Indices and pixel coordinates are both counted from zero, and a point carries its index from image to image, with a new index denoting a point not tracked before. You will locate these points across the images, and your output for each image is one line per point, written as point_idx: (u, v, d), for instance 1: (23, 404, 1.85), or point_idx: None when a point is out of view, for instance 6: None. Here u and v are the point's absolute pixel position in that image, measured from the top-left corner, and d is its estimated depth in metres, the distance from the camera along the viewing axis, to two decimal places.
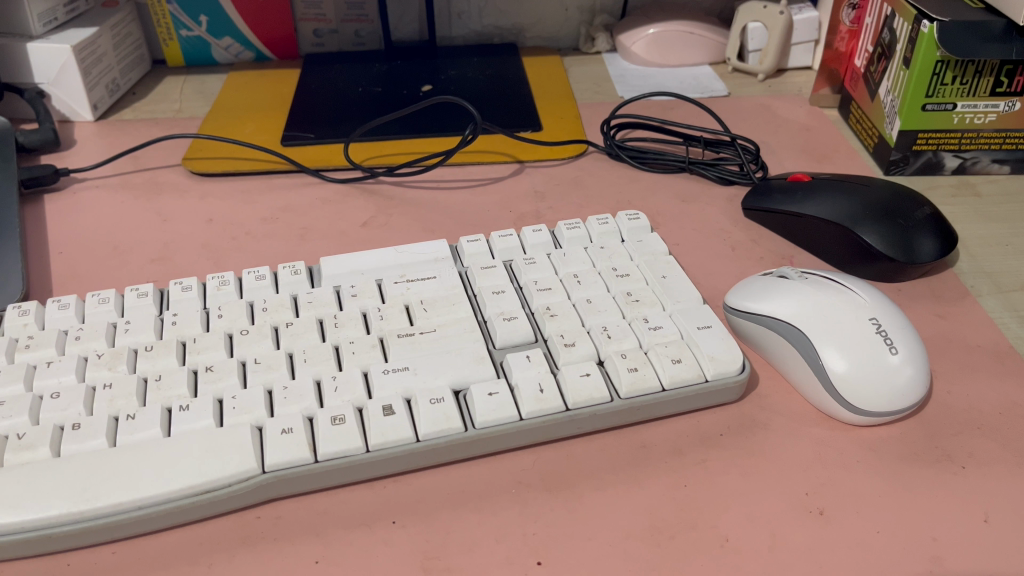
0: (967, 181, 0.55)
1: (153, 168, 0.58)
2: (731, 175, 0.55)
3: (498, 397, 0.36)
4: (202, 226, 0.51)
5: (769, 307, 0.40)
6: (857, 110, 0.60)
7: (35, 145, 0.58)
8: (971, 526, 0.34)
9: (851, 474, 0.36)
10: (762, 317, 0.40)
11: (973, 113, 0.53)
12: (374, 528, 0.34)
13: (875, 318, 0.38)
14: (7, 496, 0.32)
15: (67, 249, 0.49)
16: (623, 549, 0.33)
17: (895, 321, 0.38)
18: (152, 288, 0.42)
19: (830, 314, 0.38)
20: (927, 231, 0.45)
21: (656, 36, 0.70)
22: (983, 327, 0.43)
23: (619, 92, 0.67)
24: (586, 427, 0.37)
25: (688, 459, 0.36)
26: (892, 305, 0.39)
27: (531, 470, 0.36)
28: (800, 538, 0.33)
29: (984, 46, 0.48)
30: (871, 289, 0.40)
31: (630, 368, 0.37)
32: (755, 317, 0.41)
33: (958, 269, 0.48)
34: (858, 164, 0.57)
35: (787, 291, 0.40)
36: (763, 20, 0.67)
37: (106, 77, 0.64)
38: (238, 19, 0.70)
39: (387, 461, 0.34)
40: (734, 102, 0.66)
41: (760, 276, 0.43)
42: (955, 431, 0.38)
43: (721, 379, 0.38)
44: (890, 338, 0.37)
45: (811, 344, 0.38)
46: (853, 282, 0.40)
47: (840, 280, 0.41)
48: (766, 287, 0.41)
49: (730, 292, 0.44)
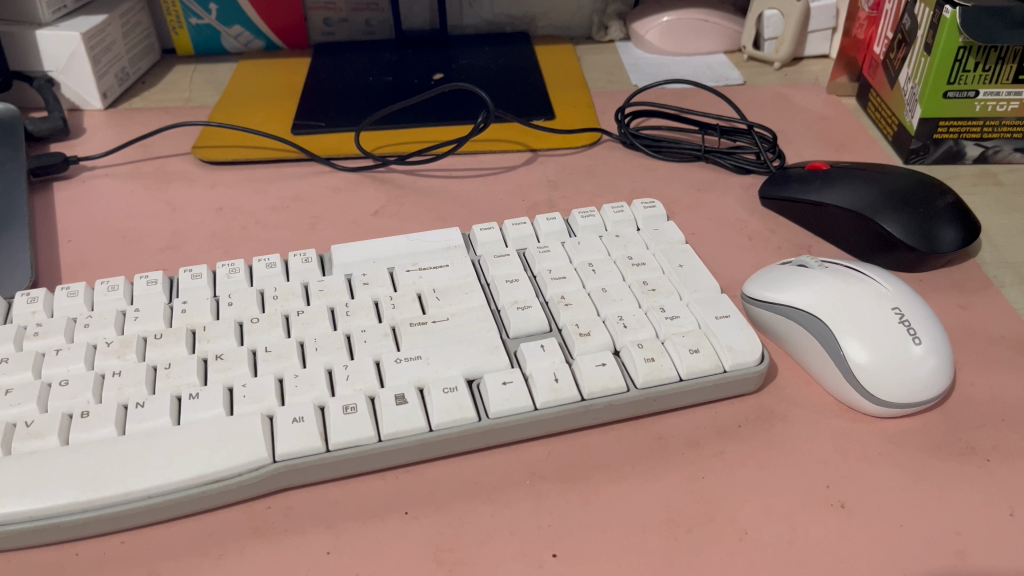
0: (987, 171, 0.54)
1: (162, 156, 0.57)
2: (747, 164, 0.54)
3: (512, 387, 0.35)
4: (212, 215, 0.51)
5: (787, 297, 0.39)
6: (876, 98, 0.59)
7: (44, 133, 0.57)
8: (996, 520, 0.33)
9: (872, 466, 0.35)
10: (781, 307, 0.39)
11: (995, 100, 0.52)
12: (386, 519, 0.33)
13: (898, 308, 0.37)
14: (14, 485, 0.31)
15: (76, 237, 0.49)
16: (640, 541, 0.32)
17: (916, 309, 0.37)
18: (161, 276, 0.41)
19: (848, 303, 0.37)
20: (950, 220, 0.44)
21: (670, 24, 0.69)
22: (1005, 318, 0.43)
23: (632, 80, 0.67)
24: (602, 417, 0.36)
25: (705, 451, 0.36)
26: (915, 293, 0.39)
27: (545, 461, 0.35)
28: (821, 531, 0.32)
29: (1006, 33, 0.47)
30: (890, 277, 0.39)
31: (647, 358, 0.36)
32: (774, 307, 0.40)
33: (980, 259, 0.47)
34: (876, 153, 0.56)
35: (807, 280, 0.39)
36: (779, 7, 0.66)
37: (115, 66, 0.64)
38: (249, 8, 0.70)
39: (399, 451, 0.34)
40: (749, 90, 0.65)
41: (774, 265, 0.42)
42: (978, 423, 0.37)
43: (740, 370, 0.37)
44: (913, 328, 0.36)
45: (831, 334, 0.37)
46: (874, 271, 0.39)
47: (860, 269, 0.40)
48: (784, 277, 0.40)
49: (747, 281, 0.43)
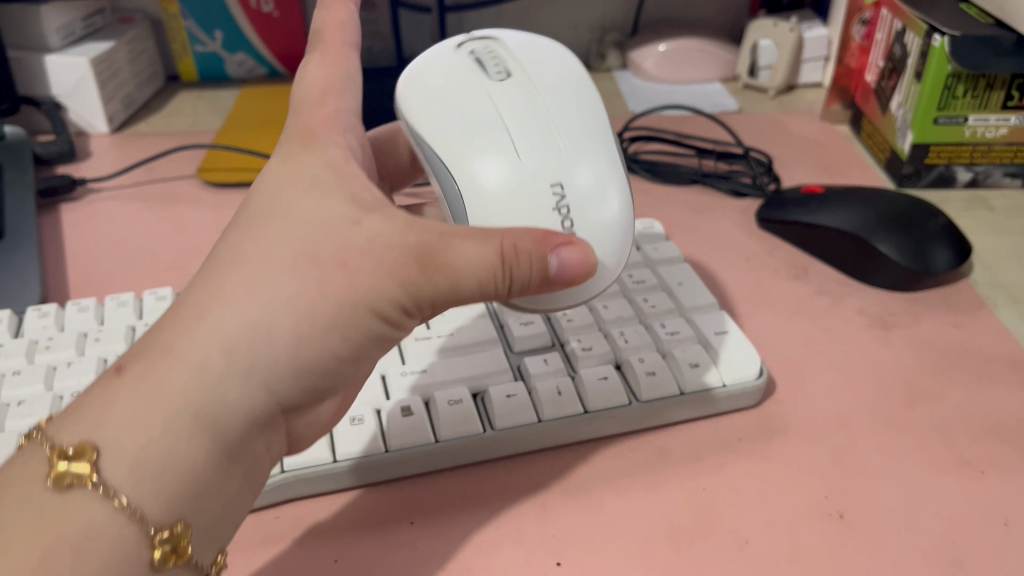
0: (979, 195, 0.55)
1: (167, 179, 0.58)
2: (744, 187, 0.55)
3: (516, 400, 0.36)
4: (217, 236, 0.51)
5: (497, 107, 0.32)
6: (868, 125, 0.61)
7: (52, 156, 0.58)
8: (991, 531, 0.33)
9: (870, 479, 0.35)
10: (424, 144, 0.33)
11: (984, 127, 0.53)
12: (391, 530, 0.33)
13: (559, 181, 0.30)
14: None
15: (83, 257, 0.49)
16: (644, 550, 0.32)
17: (598, 224, 0.31)
18: (171, 293, 0.42)
19: (521, 169, 0.30)
20: (943, 242, 0.46)
21: (666, 53, 0.71)
22: (999, 338, 0.43)
23: (630, 106, 0.68)
24: (603, 430, 0.37)
25: (706, 464, 0.36)
26: (528, 288, 0.28)
27: (549, 472, 0.36)
28: (820, 540, 0.33)
29: (994, 61, 0.49)
30: (602, 145, 0.32)
31: (648, 372, 0.37)
32: (422, 144, 0.33)
33: (972, 280, 0.48)
34: (870, 177, 0.58)
35: (563, 124, 0.32)
36: (773, 37, 0.68)
37: (122, 91, 0.65)
38: (255, 38, 0.71)
39: (405, 462, 0.34)
40: (747, 117, 0.66)
41: (500, 48, 0.36)
42: (972, 438, 0.37)
43: (740, 385, 0.38)
44: (569, 212, 0.30)
45: (468, 207, 0.30)
46: (570, 121, 0.32)
47: (552, 110, 0.32)
48: (507, 83, 0.33)
49: (412, 83, 0.35)
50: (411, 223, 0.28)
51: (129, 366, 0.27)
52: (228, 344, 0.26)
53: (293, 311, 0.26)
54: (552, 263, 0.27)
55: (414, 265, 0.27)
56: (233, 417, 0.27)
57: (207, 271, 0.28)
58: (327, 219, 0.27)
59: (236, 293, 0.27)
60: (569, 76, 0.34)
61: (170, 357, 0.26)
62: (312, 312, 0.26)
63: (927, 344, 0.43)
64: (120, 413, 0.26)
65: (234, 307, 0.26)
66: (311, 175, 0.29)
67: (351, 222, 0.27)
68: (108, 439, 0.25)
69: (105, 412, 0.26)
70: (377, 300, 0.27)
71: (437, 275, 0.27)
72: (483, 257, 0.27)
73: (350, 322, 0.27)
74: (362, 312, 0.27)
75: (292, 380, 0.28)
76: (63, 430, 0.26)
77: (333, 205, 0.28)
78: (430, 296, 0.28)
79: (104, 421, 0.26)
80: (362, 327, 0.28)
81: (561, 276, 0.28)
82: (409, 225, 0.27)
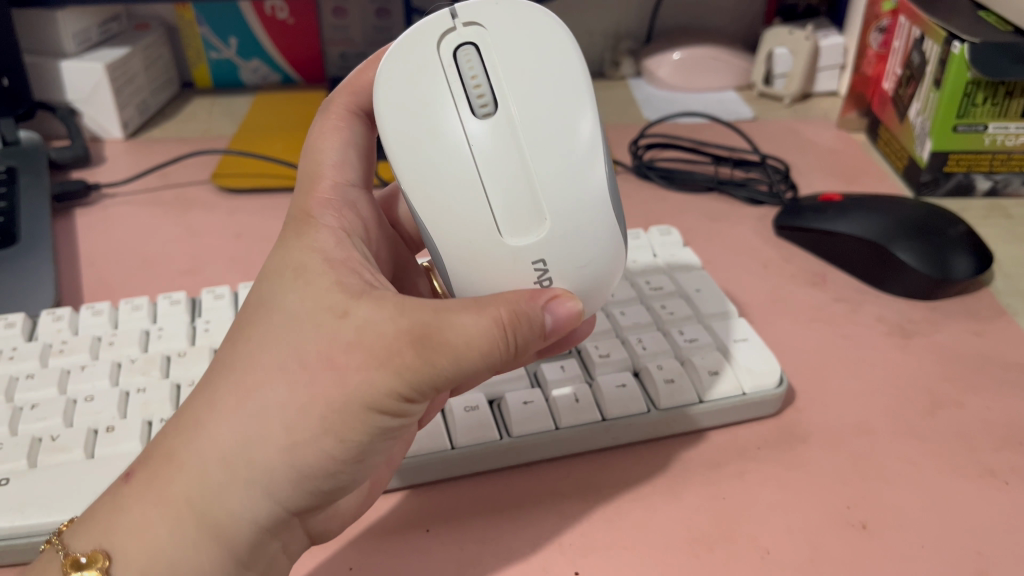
0: (998, 204, 0.55)
1: (181, 184, 0.58)
2: (760, 195, 0.55)
3: (533, 406, 0.35)
4: (230, 240, 0.51)
5: (477, 162, 0.30)
6: (885, 133, 0.60)
7: (67, 161, 0.58)
8: (1017, 541, 0.32)
9: (892, 487, 0.35)
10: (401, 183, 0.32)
11: (1004, 135, 0.52)
12: (406, 537, 0.33)
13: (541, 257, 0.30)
14: (42, 496, 0.31)
15: (97, 261, 0.49)
16: (662, 558, 0.32)
17: (585, 247, 0.31)
18: (185, 297, 0.41)
19: (502, 242, 0.30)
20: (964, 249, 0.45)
21: (681, 61, 0.71)
22: (1020, 346, 0.43)
23: (645, 115, 0.68)
24: (621, 438, 0.36)
25: (725, 471, 0.35)
26: (529, 341, 0.29)
27: (565, 479, 0.35)
28: (842, 549, 0.32)
29: (1013, 69, 0.48)
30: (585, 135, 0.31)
31: (666, 380, 0.37)
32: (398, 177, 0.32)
33: (992, 288, 0.47)
34: (887, 185, 0.57)
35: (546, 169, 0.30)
36: (789, 45, 0.68)
37: (137, 97, 0.65)
38: (269, 45, 0.71)
39: (420, 469, 0.34)
40: (762, 125, 0.66)
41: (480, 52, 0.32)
42: (995, 446, 0.37)
43: (759, 393, 0.37)
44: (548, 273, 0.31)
45: (445, 255, 0.31)
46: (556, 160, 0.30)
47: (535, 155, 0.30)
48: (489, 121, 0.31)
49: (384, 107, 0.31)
50: (404, 305, 0.28)
51: (138, 474, 0.29)
52: (227, 453, 0.28)
53: (287, 413, 0.27)
54: (547, 319, 0.29)
55: (411, 349, 0.27)
56: (236, 525, 0.28)
57: (210, 380, 0.29)
58: (323, 312, 0.29)
59: (236, 402, 0.28)
60: (542, 89, 0.31)
61: (173, 466, 0.28)
62: (309, 412, 0.27)
63: (947, 352, 0.42)
64: (128, 522, 0.28)
65: (231, 413, 0.28)
66: (297, 265, 0.30)
67: (338, 313, 0.28)
68: (119, 548, 0.28)
69: (114, 521, 0.28)
70: (375, 394, 0.27)
71: (436, 358, 0.27)
72: (482, 330, 0.27)
73: (349, 420, 0.28)
74: (358, 408, 0.28)
75: (294, 488, 0.28)
76: (77, 537, 0.28)
77: (318, 296, 0.29)
78: (431, 377, 0.27)
79: (114, 532, 0.28)
80: (359, 427, 0.28)
81: (556, 330, 0.29)
82: (399, 308, 0.28)
